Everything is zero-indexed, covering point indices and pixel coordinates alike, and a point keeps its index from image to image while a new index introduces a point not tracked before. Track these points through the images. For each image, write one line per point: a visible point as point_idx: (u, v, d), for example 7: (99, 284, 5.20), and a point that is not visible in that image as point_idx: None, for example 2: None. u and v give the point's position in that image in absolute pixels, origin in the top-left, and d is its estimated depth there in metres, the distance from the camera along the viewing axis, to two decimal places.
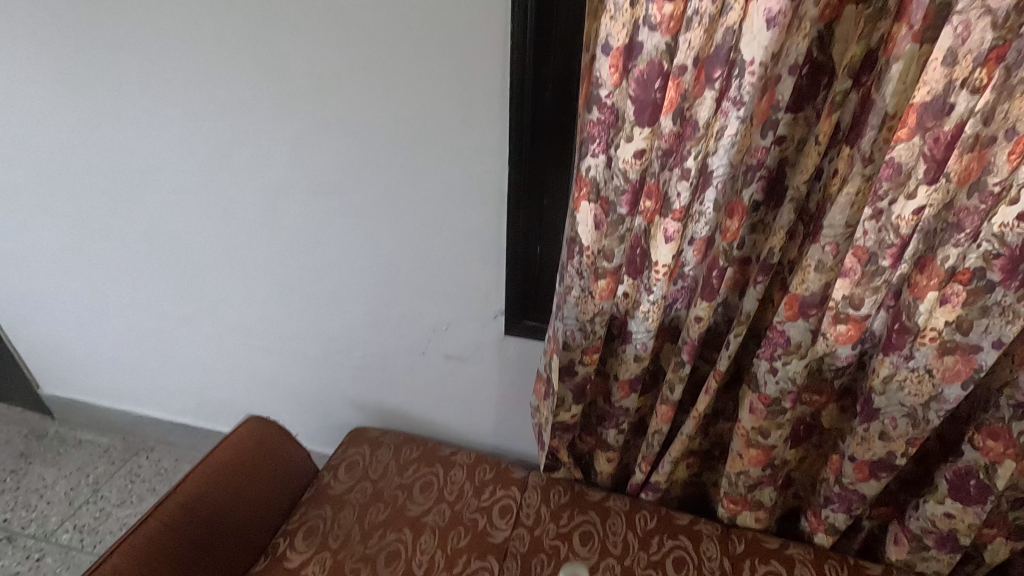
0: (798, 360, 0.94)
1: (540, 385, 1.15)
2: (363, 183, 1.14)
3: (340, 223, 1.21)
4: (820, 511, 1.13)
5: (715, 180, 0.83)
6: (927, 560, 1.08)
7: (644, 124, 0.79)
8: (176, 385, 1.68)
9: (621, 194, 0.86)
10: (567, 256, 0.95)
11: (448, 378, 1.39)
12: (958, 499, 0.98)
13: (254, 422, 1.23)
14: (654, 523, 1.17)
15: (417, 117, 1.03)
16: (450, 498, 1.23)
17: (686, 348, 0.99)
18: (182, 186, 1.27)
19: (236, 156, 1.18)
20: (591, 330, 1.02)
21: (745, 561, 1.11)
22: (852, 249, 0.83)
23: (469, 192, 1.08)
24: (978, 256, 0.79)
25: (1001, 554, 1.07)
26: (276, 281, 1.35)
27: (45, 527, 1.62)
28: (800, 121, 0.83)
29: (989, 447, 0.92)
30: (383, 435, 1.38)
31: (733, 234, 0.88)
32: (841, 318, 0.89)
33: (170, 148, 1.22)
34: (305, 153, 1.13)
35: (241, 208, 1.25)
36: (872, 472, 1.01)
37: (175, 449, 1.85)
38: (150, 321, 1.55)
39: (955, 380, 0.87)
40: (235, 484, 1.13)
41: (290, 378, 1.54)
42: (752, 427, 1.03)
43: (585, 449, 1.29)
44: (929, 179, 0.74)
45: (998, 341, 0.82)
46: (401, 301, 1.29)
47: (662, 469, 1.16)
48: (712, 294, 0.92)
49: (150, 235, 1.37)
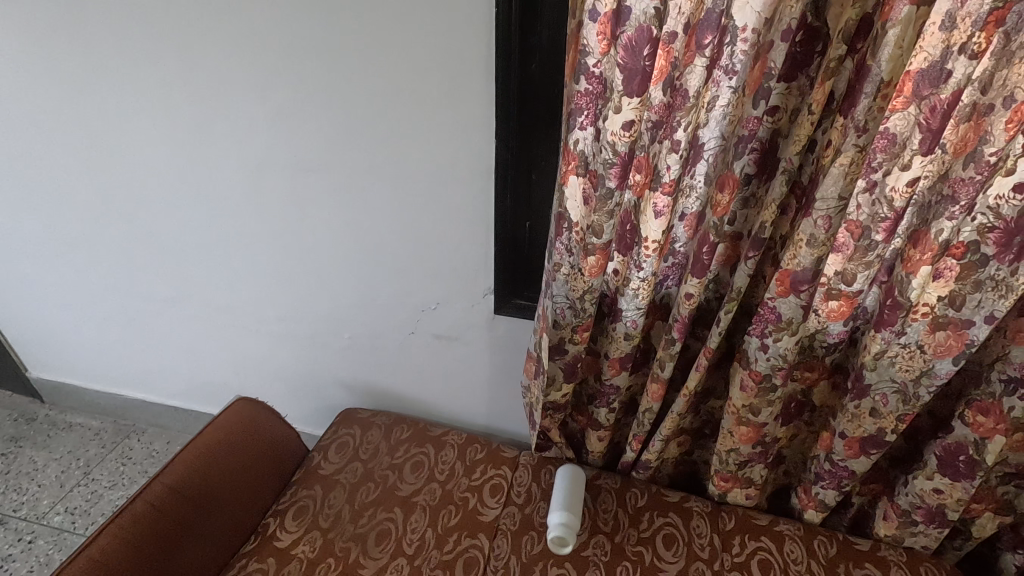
0: (789, 337, 0.93)
1: (530, 364, 1.14)
2: (348, 159, 1.11)
3: (326, 201, 1.18)
4: (810, 488, 1.13)
5: (706, 154, 0.82)
6: (915, 535, 1.08)
7: (633, 94, 0.76)
8: (165, 367, 1.67)
9: (609, 167, 0.83)
10: (556, 232, 0.93)
11: (438, 358, 1.38)
12: (948, 474, 0.98)
13: (242, 403, 1.22)
14: (645, 501, 1.17)
15: (402, 90, 1.00)
16: (441, 477, 1.22)
17: (677, 325, 0.98)
18: (162, 164, 1.23)
19: (215, 132, 1.15)
20: (581, 308, 1.00)
21: (735, 538, 1.11)
22: (845, 223, 0.81)
23: (456, 168, 1.06)
24: (973, 229, 0.78)
25: (989, 529, 1.08)
26: (262, 261, 1.33)
27: (36, 510, 1.62)
28: (793, 90, 0.81)
29: (980, 423, 0.92)
30: (374, 416, 1.37)
31: (724, 209, 0.86)
32: (833, 295, 0.88)
33: (148, 124, 1.18)
34: (287, 130, 1.10)
35: (224, 186, 1.22)
36: (862, 449, 1.01)
37: (166, 431, 1.85)
38: (136, 303, 1.53)
39: (947, 356, 0.86)
40: (222, 464, 1.12)
41: (280, 360, 1.53)
42: (742, 404, 1.02)
43: (577, 428, 1.29)
44: (924, 150, 0.72)
45: (991, 316, 0.81)
46: (389, 280, 1.27)
47: (653, 448, 1.16)
48: (703, 271, 0.91)
49: (132, 215, 1.34)
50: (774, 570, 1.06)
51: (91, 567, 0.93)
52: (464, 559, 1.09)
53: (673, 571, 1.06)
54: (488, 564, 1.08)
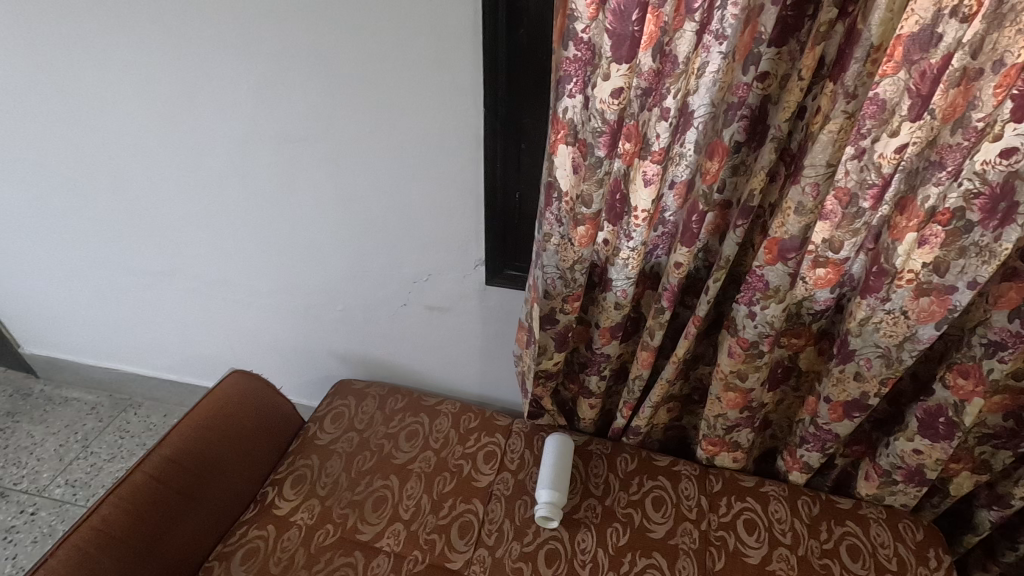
0: (776, 304, 0.94)
1: (522, 333, 1.15)
2: (335, 128, 1.09)
3: (314, 173, 1.17)
4: (796, 450, 1.16)
5: (696, 121, 0.82)
6: (895, 494, 1.12)
7: (622, 60, 0.75)
8: (159, 342, 1.67)
9: (598, 135, 0.82)
10: (546, 202, 0.93)
11: (431, 329, 1.39)
12: (927, 436, 1.01)
13: (236, 376, 1.23)
14: (635, 465, 1.20)
15: (389, 57, 0.98)
16: (435, 445, 1.25)
17: (666, 294, 0.98)
18: (145, 136, 1.21)
19: (198, 103, 1.12)
20: (571, 278, 1.01)
21: (722, 499, 1.14)
22: (833, 190, 0.81)
23: (446, 138, 1.05)
24: (959, 195, 0.78)
25: (965, 487, 1.12)
26: (252, 234, 1.32)
27: (37, 483, 1.65)
28: (784, 56, 0.80)
29: (960, 385, 0.94)
30: (369, 387, 1.38)
31: (713, 176, 0.87)
32: (820, 262, 0.89)
33: (128, 95, 1.15)
34: (271, 100, 1.08)
35: (211, 159, 1.21)
36: (846, 413, 1.03)
37: (163, 404, 1.87)
38: (126, 278, 1.52)
39: (930, 321, 0.88)
40: (220, 436, 1.14)
41: (273, 333, 1.54)
42: (730, 370, 1.04)
43: (569, 396, 1.31)
44: (912, 116, 0.72)
45: (974, 281, 0.83)
46: (380, 252, 1.27)
47: (643, 414, 1.18)
48: (692, 240, 0.91)
49: (117, 189, 1.32)
50: (758, 528, 1.10)
51: (94, 536, 0.95)
52: (459, 523, 1.12)
53: (661, 531, 1.09)
54: (482, 527, 1.11)
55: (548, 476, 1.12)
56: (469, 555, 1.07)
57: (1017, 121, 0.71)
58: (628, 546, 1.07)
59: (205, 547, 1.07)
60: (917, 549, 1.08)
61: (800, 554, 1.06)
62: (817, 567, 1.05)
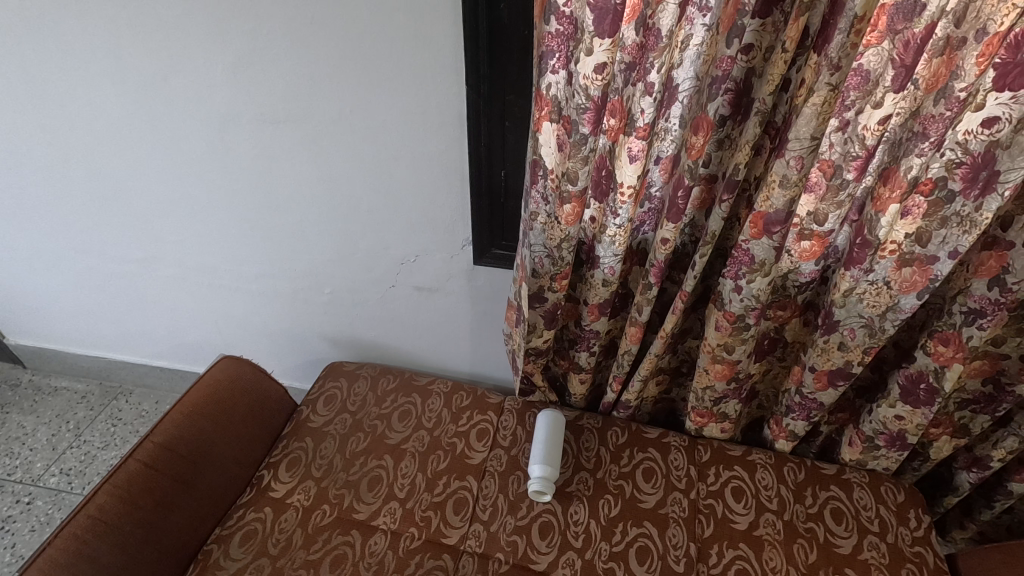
0: (762, 278, 0.94)
1: (512, 312, 1.15)
2: (314, 109, 1.07)
3: (295, 155, 1.15)
4: (782, 419, 1.19)
5: (680, 96, 0.82)
6: (877, 458, 1.16)
7: (604, 35, 0.74)
8: (147, 329, 1.66)
9: (582, 112, 0.82)
10: (532, 180, 0.93)
11: (420, 309, 1.39)
12: (909, 402, 1.04)
13: (226, 362, 1.24)
14: (625, 438, 1.22)
15: (367, 34, 0.95)
16: (428, 425, 1.26)
17: (653, 270, 0.99)
18: (119, 121, 1.17)
19: (172, 85, 1.09)
20: (559, 256, 1.01)
21: (710, 468, 1.17)
22: (817, 163, 0.81)
23: (429, 116, 1.04)
24: (941, 165, 0.78)
25: (945, 451, 1.15)
26: (235, 218, 1.30)
27: (31, 473, 1.65)
28: (767, 28, 0.79)
29: (940, 352, 0.96)
30: (360, 368, 1.39)
31: (698, 151, 0.86)
32: (805, 235, 0.89)
33: (99, 79, 1.11)
34: (248, 81, 1.05)
35: (189, 142, 1.18)
36: (831, 381, 1.05)
37: (154, 391, 1.87)
38: (109, 266, 1.50)
39: (912, 291, 0.90)
40: (211, 423, 1.14)
41: (262, 317, 1.53)
42: (718, 343, 1.05)
43: (559, 372, 1.32)
44: (896, 87, 0.72)
45: (955, 251, 0.84)
46: (367, 234, 1.26)
47: (632, 388, 1.20)
48: (678, 216, 0.91)
49: (94, 176, 1.29)
50: (746, 496, 1.13)
51: (91, 525, 0.96)
52: (454, 499, 1.13)
53: (652, 501, 1.12)
54: (477, 503, 1.13)
55: (539, 453, 1.13)
56: (465, 531, 1.09)
57: (1000, 90, 0.70)
58: (620, 516, 1.10)
59: (204, 531, 1.08)
60: (898, 510, 1.11)
61: (787, 518, 1.09)
62: (803, 530, 1.08)
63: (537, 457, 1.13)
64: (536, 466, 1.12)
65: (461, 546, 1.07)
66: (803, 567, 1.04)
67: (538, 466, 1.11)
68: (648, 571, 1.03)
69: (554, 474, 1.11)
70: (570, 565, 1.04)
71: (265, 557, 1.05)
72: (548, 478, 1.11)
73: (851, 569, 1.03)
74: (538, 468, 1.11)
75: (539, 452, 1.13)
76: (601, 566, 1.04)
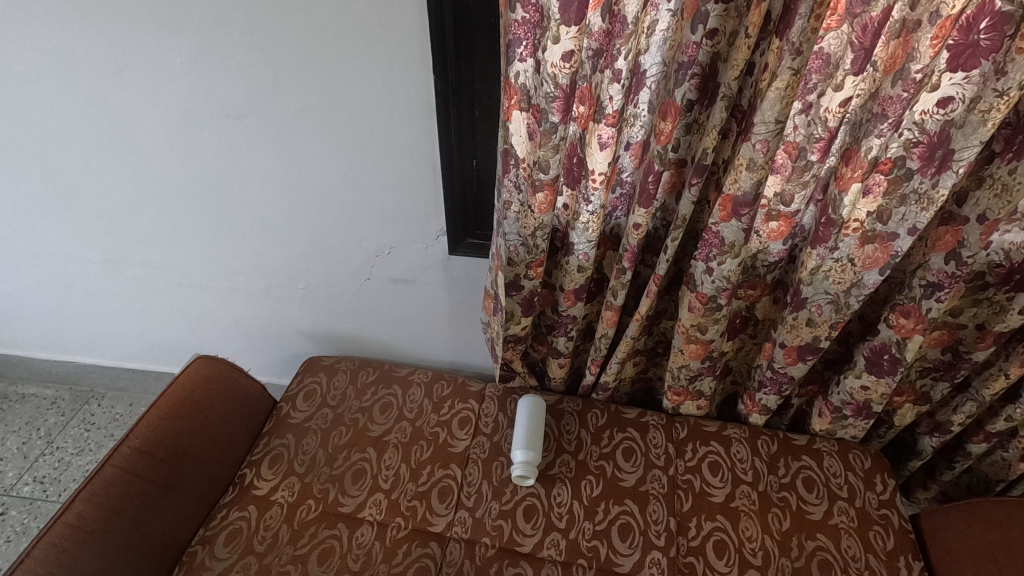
0: (732, 259, 0.97)
1: (489, 301, 1.15)
2: (278, 102, 1.05)
3: (261, 149, 1.12)
4: (754, 394, 1.22)
5: (648, 81, 0.83)
6: (845, 427, 1.20)
7: (570, 23, 0.74)
8: (115, 331, 1.63)
9: (552, 100, 0.83)
10: (504, 169, 0.92)
11: (396, 301, 1.39)
12: (873, 372, 1.08)
13: (202, 361, 1.22)
14: (605, 419, 1.25)
15: (330, 24, 0.94)
16: (410, 415, 1.26)
17: (627, 255, 1.00)
18: (74, 121, 1.13)
19: (128, 80, 1.05)
20: (533, 245, 1.01)
21: (688, 445, 1.20)
22: (782, 145, 0.83)
23: (397, 107, 1.02)
24: (900, 145, 0.80)
25: (908, 417, 1.20)
26: (202, 215, 1.27)
27: (3, 483, 1.61)
28: (731, 12, 0.79)
29: (902, 324, 1.00)
30: (339, 362, 1.38)
31: (667, 137, 0.87)
32: (773, 216, 0.92)
33: (50, 78, 1.06)
34: (208, 74, 1.02)
35: (148, 138, 1.14)
36: (800, 356, 1.09)
37: (128, 393, 1.83)
38: (73, 269, 1.45)
39: (874, 267, 0.93)
40: (187, 425, 1.13)
41: (234, 314, 1.51)
42: (691, 324, 1.08)
43: (538, 357, 1.34)
44: (855, 70, 0.74)
45: (914, 227, 0.87)
46: (339, 228, 1.25)
47: (610, 370, 1.22)
48: (649, 201, 0.92)
49: (52, 178, 1.25)
50: (722, 469, 1.16)
51: (71, 533, 0.95)
52: (438, 488, 1.15)
53: (632, 479, 1.15)
54: (462, 490, 1.14)
55: (521, 439, 1.15)
56: (450, 518, 1.10)
57: (953, 70, 0.72)
58: (602, 496, 1.13)
59: (188, 531, 1.07)
60: (865, 475, 1.16)
61: (761, 489, 1.13)
62: (777, 500, 1.12)
63: (519, 442, 1.15)
64: (519, 453, 1.13)
65: (447, 533, 1.08)
66: (778, 534, 1.08)
67: (520, 452, 1.13)
68: (631, 546, 1.06)
69: (537, 457, 1.13)
70: (555, 546, 1.06)
71: (251, 555, 1.05)
72: (532, 461, 1.13)
73: (823, 534, 1.08)
74: (521, 453, 1.13)
75: (521, 438, 1.15)
76: (585, 544, 1.06)
